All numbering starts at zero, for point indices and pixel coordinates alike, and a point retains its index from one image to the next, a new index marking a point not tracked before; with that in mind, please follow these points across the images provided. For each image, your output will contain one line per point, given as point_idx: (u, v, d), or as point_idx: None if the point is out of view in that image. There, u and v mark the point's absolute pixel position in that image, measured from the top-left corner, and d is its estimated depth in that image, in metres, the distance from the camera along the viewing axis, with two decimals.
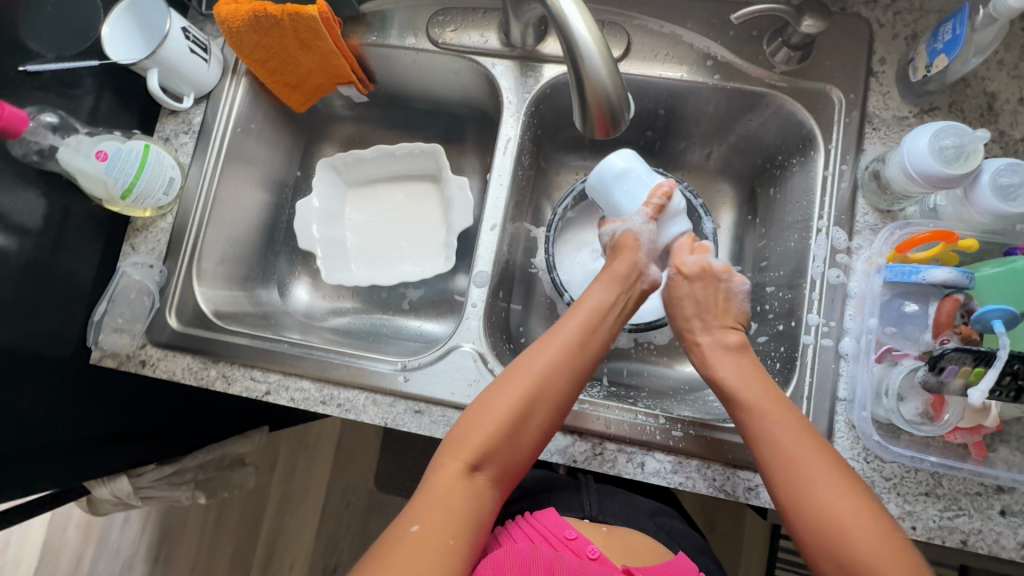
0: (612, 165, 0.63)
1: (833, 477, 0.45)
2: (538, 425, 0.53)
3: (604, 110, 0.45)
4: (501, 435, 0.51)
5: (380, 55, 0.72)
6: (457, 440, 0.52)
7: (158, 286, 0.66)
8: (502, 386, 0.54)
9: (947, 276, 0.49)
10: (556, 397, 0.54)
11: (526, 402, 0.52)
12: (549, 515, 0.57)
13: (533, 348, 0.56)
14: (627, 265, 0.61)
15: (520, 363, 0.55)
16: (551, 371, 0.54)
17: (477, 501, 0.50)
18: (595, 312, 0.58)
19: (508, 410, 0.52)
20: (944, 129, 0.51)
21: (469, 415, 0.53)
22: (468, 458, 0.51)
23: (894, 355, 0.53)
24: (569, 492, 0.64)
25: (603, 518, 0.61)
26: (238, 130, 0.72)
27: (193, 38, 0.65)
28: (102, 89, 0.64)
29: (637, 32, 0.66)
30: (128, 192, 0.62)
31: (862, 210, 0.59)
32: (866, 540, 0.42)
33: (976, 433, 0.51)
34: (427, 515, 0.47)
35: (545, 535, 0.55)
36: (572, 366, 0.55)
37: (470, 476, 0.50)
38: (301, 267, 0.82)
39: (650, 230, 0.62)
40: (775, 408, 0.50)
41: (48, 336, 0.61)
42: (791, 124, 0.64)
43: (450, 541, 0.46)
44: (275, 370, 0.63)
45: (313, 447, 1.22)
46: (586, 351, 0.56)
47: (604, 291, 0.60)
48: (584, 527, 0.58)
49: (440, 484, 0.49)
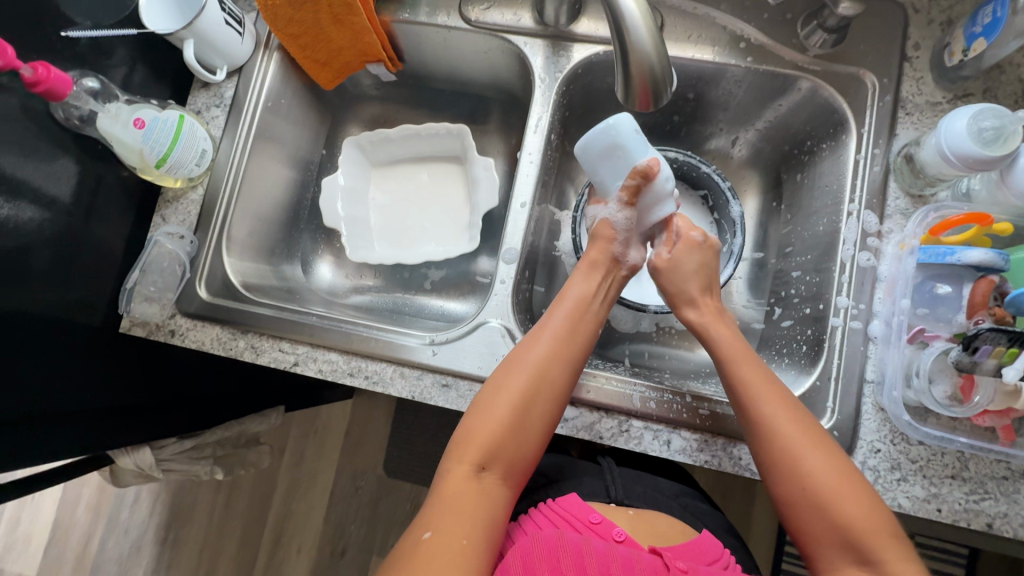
0: (596, 143, 0.59)
1: (806, 439, 0.49)
2: (540, 417, 0.54)
3: (647, 83, 0.46)
4: (503, 432, 0.53)
5: (410, 33, 0.73)
6: (463, 442, 0.53)
7: (189, 257, 0.67)
8: (500, 384, 0.55)
9: (982, 258, 0.50)
10: (557, 387, 0.55)
11: (526, 395, 0.54)
12: (572, 501, 0.56)
13: (527, 341, 0.58)
14: (608, 255, 0.63)
15: (513, 360, 0.56)
16: (547, 362, 0.56)
17: (489, 498, 0.50)
18: (581, 300, 0.61)
19: (510, 406, 0.53)
20: (982, 112, 0.51)
21: (469, 418, 0.54)
22: (474, 459, 0.51)
23: (925, 336, 0.53)
24: (593, 476, 0.63)
25: (629, 501, 0.60)
26: (269, 105, 0.72)
27: (228, 10, 0.65)
28: (137, 60, 0.64)
29: (670, 13, 0.66)
30: (162, 162, 0.62)
31: (894, 194, 0.59)
32: (838, 498, 0.46)
33: (1005, 416, 0.51)
34: (441, 521, 0.47)
35: (569, 521, 0.54)
36: (566, 358, 0.57)
37: (480, 475, 0.51)
38: (324, 246, 0.83)
39: (628, 218, 0.63)
40: (756, 380, 0.52)
41: (79, 303, 0.62)
42: (822, 108, 0.64)
43: (464, 540, 0.46)
44: (303, 342, 0.64)
45: (324, 431, 1.23)
46: (576, 337, 0.58)
47: (586, 280, 0.62)
48: (608, 511, 0.57)
49: (450, 487, 0.50)
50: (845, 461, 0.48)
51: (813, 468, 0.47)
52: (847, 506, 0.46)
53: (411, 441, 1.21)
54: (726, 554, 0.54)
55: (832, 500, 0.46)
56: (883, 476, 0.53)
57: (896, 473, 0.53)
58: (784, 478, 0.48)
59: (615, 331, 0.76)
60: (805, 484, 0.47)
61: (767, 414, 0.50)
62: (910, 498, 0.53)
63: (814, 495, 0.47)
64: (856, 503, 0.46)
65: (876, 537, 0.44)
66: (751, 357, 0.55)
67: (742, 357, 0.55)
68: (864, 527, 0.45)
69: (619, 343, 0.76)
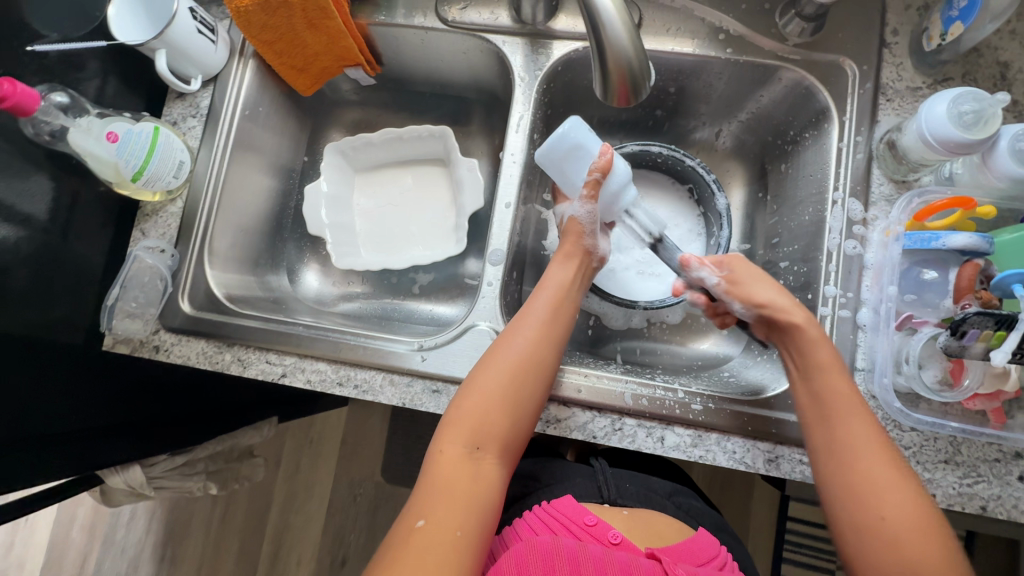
0: (552, 146, 0.59)
1: (887, 467, 0.47)
2: (526, 396, 0.54)
3: (625, 78, 0.45)
4: (489, 412, 0.53)
5: (387, 36, 0.72)
6: (450, 428, 0.52)
7: (170, 270, 0.66)
8: (487, 365, 0.55)
9: (967, 241, 0.50)
10: (538, 373, 0.55)
11: (515, 373, 0.54)
12: (568, 504, 0.56)
13: (511, 330, 0.58)
14: (580, 245, 0.63)
15: (496, 347, 0.57)
16: (533, 348, 0.56)
17: (484, 481, 0.50)
18: (559, 288, 0.61)
19: (497, 383, 0.54)
20: (962, 95, 0.51)
21: (459, 400, 0.54)
22: (466, 440, 0.52)
23: (913, 323, 0.53)
24: (586, 477, 0.62)
25: (623, 501, 0.60)
26: (246, 114, 0.71)
27: (200, 18, 0.64)
28: (108, 73, 0.63)
29: (648, 7, 0.66)
30: (138, 176, 0.61)
31: (878, 180, 0.59)
32: (916, 532, 0.44)
33: (995, 399, 0.52)
34: (433, 508, 0.47)
35: (566, 525, 0.54)
36: (548, 337, 0.57)
37: (472, 457, 0.51)
38: (310, 254, 0.82)
39: (591, 212, 0.62)
40: (846, 399, 0.50)
41: (58, 322, 0.61)
42: (804, 97, 0.64)
43: (457, 533, 0.46)
44: (290, 352, 0.63)
45: (321, 439, 1.22)
46: (556, 325, 0.59)
47: (563, 269, 0.62)
48: (604, 513, 0.57)
49: (443, 468, 0.50)
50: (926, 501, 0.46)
51: (891, 499, 0.45)
52: (923, 546, 0.44)
53: (409, 446, 1.20)
54: (724, 552, 0.54)
55: (903, 540, 0.44)
56: None
57: None
58: (860, 506, 0.47)
59: (607, 329, 0.76)
60: (885, 514, 0.45)
61: (852, 434, 0.49)
62: None
63: (886, 530, 0.45)
64: (928, 544, 0.44)
65: None
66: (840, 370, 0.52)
67: (831, 367, 0.52)
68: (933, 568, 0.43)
69: (611, 341, 0.76)
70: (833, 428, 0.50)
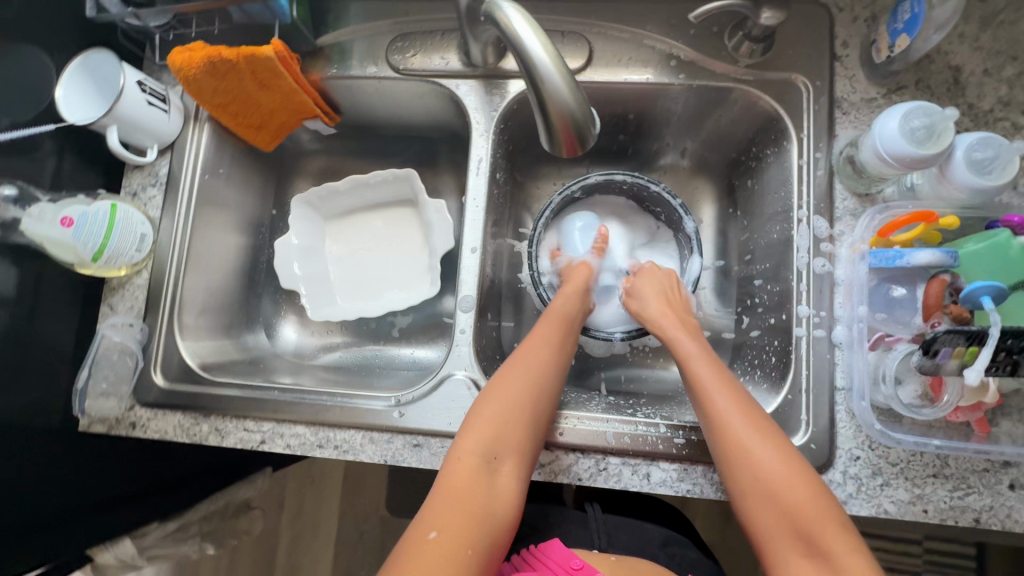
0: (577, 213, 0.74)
1: (755, 430, 0.49)
2: (544, 411, 0.56)
3: (570, 127, 0.45)
4: (508, 419, 0.53)
5: (342, 87, 0.71)
6: (467, 438, 0.53)
7: (140, 345, 0.65)
8: (505, 376, 0.57)
9: (931, 258, 0.49)
10: (549, 389, 0.57)
11: (531, 388, 0.56)
12: (553, 546, 0.54)
13: (520, 350, 0.60)
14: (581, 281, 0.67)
15: (513, 361, 0.59)
16: (542, 366, 0.58)
17: (498, 493, 0.51)
18: (565, 314, 0.64)
19: (515, 395, 0.55)
20: (912, 110, 0.51)
21: (477, 407, 0.55)
22: (484, 450, 0.52)
23: (887, 341, 0.52)
24: (578, 525, 0.63)
25: (613, 550, 0.60)
26: (207, 177, 0.71)
27: (150, 90, 0.63)
28: (64, 150, 0.62)
29: (598, 38, 0.65)
30: (99, 255, 0.61)
31: (841, 196, 0.59)
32: (785, 484, 0.47)
33: (977, 410, 0.51)
34: (448, 520, 0.47)
35: (551, 567, 0.53)
36: (558, 357, 0.60)
37: (487, 467, 0.51)
38: (286, 306, 0.80)
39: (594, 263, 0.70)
40: (717, 377, 0.54)
41: (32, 410, 0.60)
42: (761, 116, 0.64)
43: (468, 551, 0.46)
44: (267, 419, 0.62)
45: (321, 481, 1.19)
46: (564, 346, 0.62)
47: (571, 296, 0.65)
48: (591, 557, 0.56)
49: (459, 478, 0.50)
50: (795, 453, 0.49)
51: (765, 456, 0.48)
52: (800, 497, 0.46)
53: (409, 480, 1.19)
54: None
55: (781, 493, 0.47)
56: (866, 484, 0.53)
57: (878, 479, 0.53)
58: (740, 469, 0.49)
59: (589, 358, 0.75)
60: (760, 468, 0.48)
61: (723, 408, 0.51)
62: (895, 502, 0.52)
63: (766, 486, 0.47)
64: (803, 492, 0.46)
65: (826, 527, 0.45)
66: (705, 347, 0.59)
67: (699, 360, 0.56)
68: (812, 515, 0.45)
69: (595, 371, 0.75)
70: (705, 401, 0.53)
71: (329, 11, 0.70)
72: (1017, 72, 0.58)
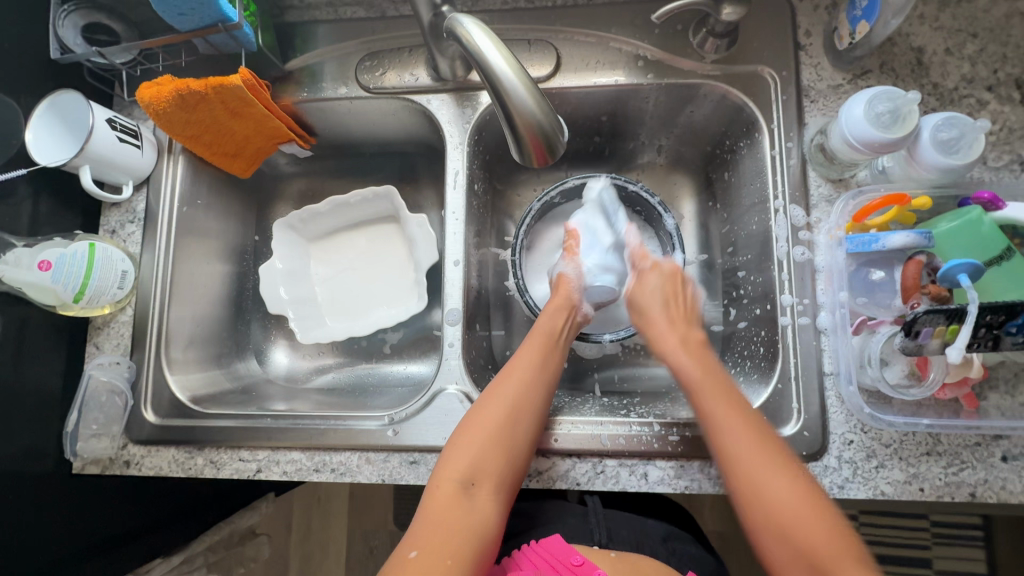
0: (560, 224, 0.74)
1: (762, 450, 0.48)
2: (525, 432, 0.55)
3: (538, 137, 0.45)
4: (486, 447, 0.53)
5: (315, 110, 0.71)
6: (446, 463, 0.53)
7: (128, 383, 0.65)
8: (489, 396, 0.56)
9: (906, 240, 0.50)
10: (530, 411, 0.56)
11: (511, 411, 0.55)
12: (555, 542, 0.55)
13: (505, 370, 0.59)
14: (567, 296, 0.65)
15: (494, 387, 0.57)
16: (524, 390, 0.57)
17: (476, 518, 0.50)
18: (551, 333, 0.62)
19: (495, 420, 0.54)
20: (877, 95, 0.51)
21: (459, 431, 0.55)
22: (461, 475, 0.52)
23: (870, 325, 0.53)
24: (578, 519, 0.63)
25: (613, 545, 0.60)
26: (185, 209, 0.70)
27: (121, 126, 0.63)
28: (39, 194, 0.62)
29: (565, 44, 0.66)
30: (80, 295, 0.61)
31: (815, 183, 0.59)
32: (795, 515, 0.45)
33: (963, 386, 0.52)
34: (426, 540, 0.48)
35: (552, 563, 0.53)
36: (542, 378, 0.58)
37: (466, 493, 0.51)
38: (275, 330, 0.80)
39: (574, 266, 0.67)
40: (720, 390, 0.53)
41: (24, 456, 0.59)
42: (732, 110, 0.64)
43: (448, 560, 0.47)
44: (262, 447, 0.62)
45: (327, 501, 1.18)
46: (547, 365, 0.59)
47: (553, 316, 0.63)
48: (590, 552, 0.56)
49: (437, 503, 0.51)
50: (808, 483, 0.47)
51: (775, 482, 0.46)
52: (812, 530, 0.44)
53: (415, 493, 1.18)
54: None
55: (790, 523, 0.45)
56: (861, 467, 0.53)
57: (873, 462, 0.53)
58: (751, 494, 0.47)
59: (581, 360, 0.75)
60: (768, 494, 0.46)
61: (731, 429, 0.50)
62: (891, 483, 0.53)
63: (775, 513, 0.46)
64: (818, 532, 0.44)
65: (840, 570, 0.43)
66: (708, 361, 0.57)
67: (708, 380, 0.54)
68: (825, 551, 0.43)
69: (588, 374, 0.75)
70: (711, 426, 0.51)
71: (296, 36, 0.70)
72: (978, 49, 0.59)
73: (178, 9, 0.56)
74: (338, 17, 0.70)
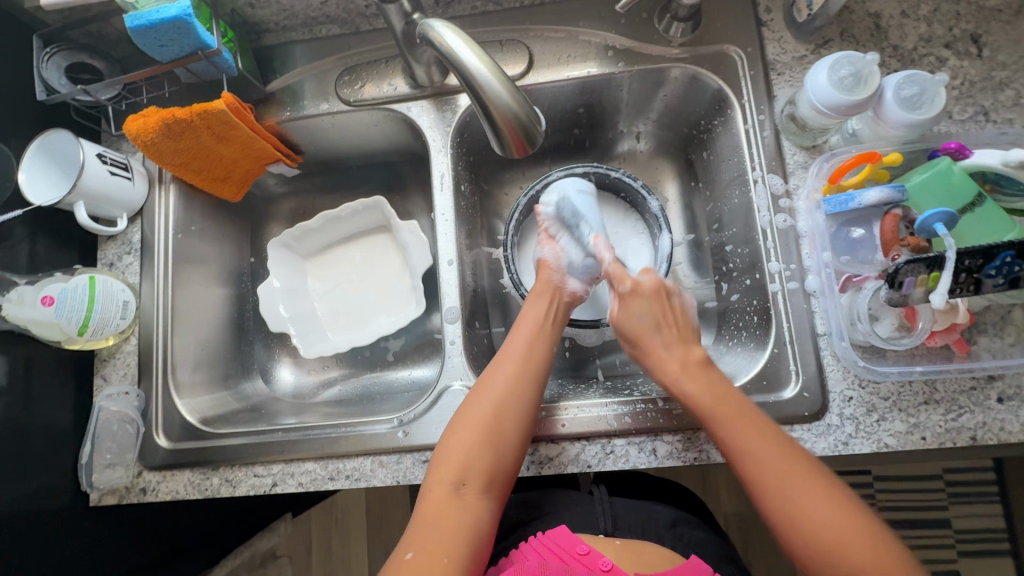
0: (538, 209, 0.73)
1: (791, 473, 0.46)
2: (513, 429, 0.54)
3: (516, 129, 0.47)
4: (476, 447, 0.53)
5: (298, 128, 0.73)
6: (437, 464, 0.53)
7: (139, 411, 0.66)
8: (478, 394, 0.56)
9: (880, 195, 0.52)
10: (520, 407, 0.55)
11: (500, 407, 0.55)
12: (561, 534, 0.59)
13: (493, 367, 0.58)
14: (547, 282, 0.65)
15: (482, 385, 0.57)
16: (512, 385, 0.56)
17: (469, 516, 0.51)
18: (536, 323, 0.61)
19: (482, 421, 0.54)
20: (838, 61, 0.53)
21: (450, 432, 0.54)
22: (453, 475, 0.52)
23: (855, 282, 0.55)
24: (585, 506, 0.64)
25: (619, 533, 0.60)
26: (180, 236, 0.71)
27: (111, 160, 0.65)
28: (35, 234, 0.63)
29: (536, 41, 0.68)
30: (84, 327, 0.62)
31: (790, 151, 0.61)
32: (836, 533, 0.43)
33: (953, 332, 0.53)
34: (421, 541, 0.49)
35: (558, 553, 0.56)
36: (530, 372, 0.57)
37: (459, 493, 0.51)
38: (278, 349, 0.81)
39: (553, 248, 0.67)
40: (733, 408, 0.50)
41: (41, 492, 0.60)
42: (703, 89, 0.66)
43: (445, 559, 0.47)
44: (276, 461, 0.62)
45: (344, 519, 1.17)
46: (534, 356, 0.58)
47: (535, 308, 0.63)
48: (596, 541, 0.59)
49: (431, 504, 0.51)
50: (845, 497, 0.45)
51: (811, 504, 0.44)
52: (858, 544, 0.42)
53: None
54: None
55: (837, 543, 0.43)
56: (863, 422, 0.54)
57: (874, 415, 0.54)
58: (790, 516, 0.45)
59: (582, 349, 0.76)
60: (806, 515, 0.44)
61: (755, 456, 0.47)
62: (894, 435, 0.54)
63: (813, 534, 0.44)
64: (864, 548, 0.42)
65: None
66: (714, 381, 0.52)
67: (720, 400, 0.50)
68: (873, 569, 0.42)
69: (590, 361, 0.76)
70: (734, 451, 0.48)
71: (275, 58, 0.72)
72: (932, 10, 0.61)
73: (158, 41, 0.58)
74: (314, 36, 0.72)
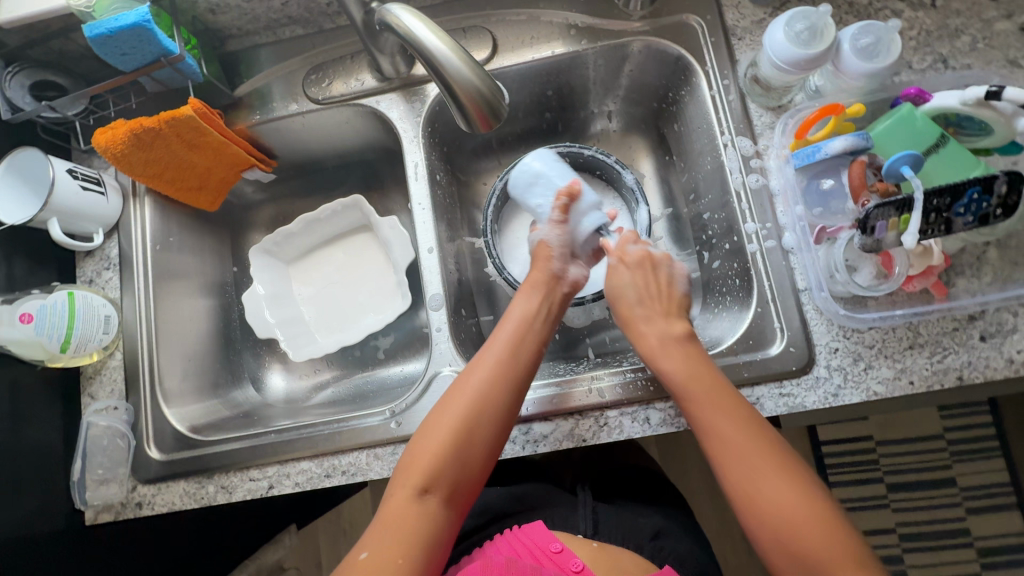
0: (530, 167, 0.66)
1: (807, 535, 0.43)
2: (483, 438, 0.52)
3: (480, 106, 0.47)
4: (442, 454, 0.51)
5: (269, 131, 0.73)
6: (405, 467, 0.51)
7: (129, 425, 0.65)
8: (452, 396, 0.54)
9: (845, 143, 0.52)
10: (494, 415, 0.53)
11: (470, 414, 0.53)
12: (537, 530, 0.58)
13: (471, 366, 0.56)
14: (545, 272, 0.61)
15: (456, 385, 0.55)
16: (486, 390, 0.54)
17: (427, 526, 0.49)
18: (522, 320, 0.58)
19: (451, 427, 0.52)
20: (793, 17, 0.54)
21: (417, 437, 0.53)
22: (416, 481, 0.50)
23: (829, 233, 0.56)
24: (567, 509, 0.64)
25: (597, 537, 0.60)
26: (158, 248, 0.71)
27: (82, 176, 0.64)
28: (11, 255, 0.63)
29: (499, 26, 0.69)
30: (66, 344, 0.61)
31: (757, 113, 0.62)
32: None
33: (930, 275, 0.54)
34: (378, 542, 0.48)
35: (531, 550, 0.55)
36: (510, 376, 0.55)
37: (420, 500, 0.50)
38: (268, 356, 0.80)
39: (560, 233, 0.63)
40: (759, 458, 0.47)
41: (32, 513, 0.59)
42: (667, 60, 0.67)
43: (400, 560, 0.47)
44: (270, 463, 0.62)
45: (352, 529, 1.15)
46: (516, 359, 0.56)
47: (526, 301, 0.60)
48: (572, 542, 0.58)
49: (392, 509, 0.50)
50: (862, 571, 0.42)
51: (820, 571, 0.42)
52: None
53: None
54: None
55: None
56: (850, 372, 0.55)
57: (861, 364, 0.55)
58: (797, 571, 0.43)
59: (572, 329, 0.77)
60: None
61: (772, 511, 0.45)
62: (882, 382, 0.54)
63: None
64: None
65: None
66: (746, 420, 0.49)
67: (741, 444, 0.47)
68: None
69: (580, 340, 0.76)
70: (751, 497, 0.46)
71: (241, 64, 0.73)
72: None
73: (118, 50, 0.58)
74: (279, 39, 0.73)
